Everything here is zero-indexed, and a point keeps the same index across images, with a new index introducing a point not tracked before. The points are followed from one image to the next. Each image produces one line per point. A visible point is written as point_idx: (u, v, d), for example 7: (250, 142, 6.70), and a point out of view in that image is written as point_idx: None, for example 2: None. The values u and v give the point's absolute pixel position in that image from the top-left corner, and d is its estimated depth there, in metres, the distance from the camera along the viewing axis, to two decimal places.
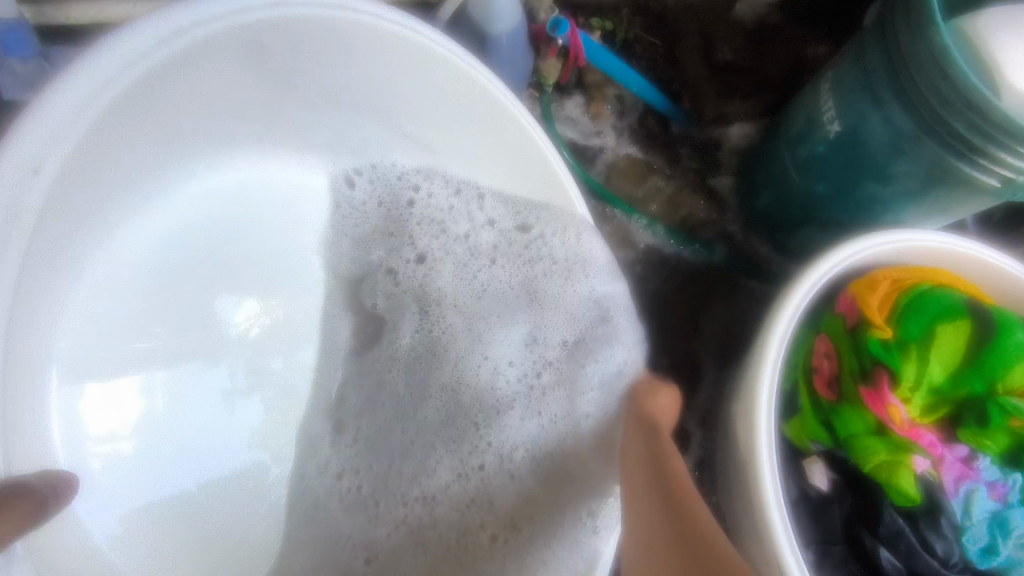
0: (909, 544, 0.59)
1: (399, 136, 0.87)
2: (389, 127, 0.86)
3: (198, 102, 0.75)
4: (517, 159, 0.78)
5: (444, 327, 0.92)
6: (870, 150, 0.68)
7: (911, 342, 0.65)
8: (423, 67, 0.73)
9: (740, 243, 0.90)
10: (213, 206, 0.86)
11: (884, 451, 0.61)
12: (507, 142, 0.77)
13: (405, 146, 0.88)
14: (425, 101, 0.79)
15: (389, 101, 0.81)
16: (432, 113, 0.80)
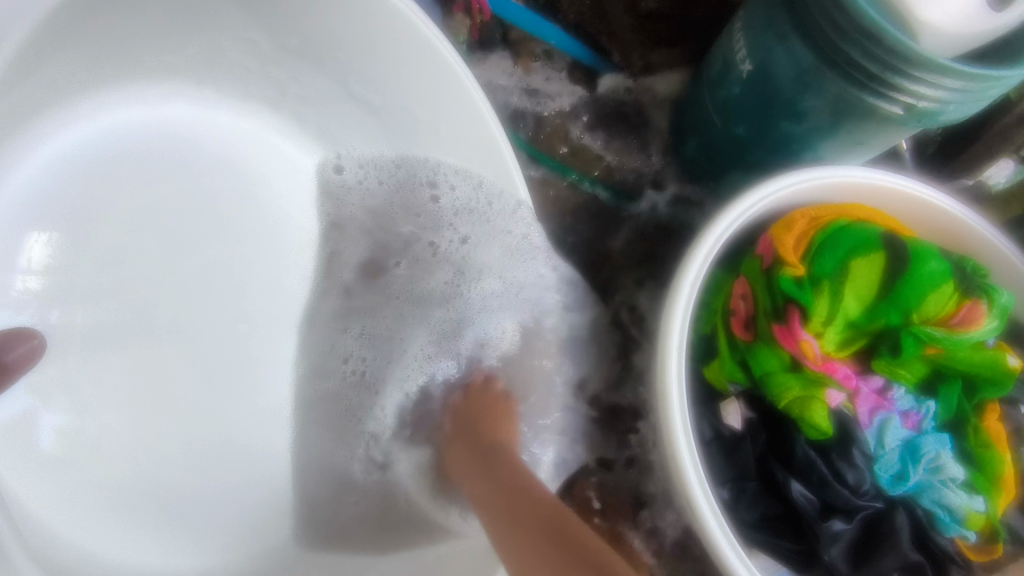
0: (820, 476, 0.60)
1: (355, 118, 0.82)
2: (344, 109, 0.82)
3: (122, 45, 0.72)
4: (471, 133, 0.75)
5: (476, 301, 0.87)
6: (780, 87, 0.68)
7: (825, 278, 0.65)
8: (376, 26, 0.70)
9: (674, 192, 0.89)
10: (153, 132, 0.81)
11: (797, 386, 0.61)
12: (461, 108, 0.73)
13: (359, 131, 0.83)
14: (377, 72, 0.75)
15: (337, 69, 0.77)
16: (384, 86, 0.76)
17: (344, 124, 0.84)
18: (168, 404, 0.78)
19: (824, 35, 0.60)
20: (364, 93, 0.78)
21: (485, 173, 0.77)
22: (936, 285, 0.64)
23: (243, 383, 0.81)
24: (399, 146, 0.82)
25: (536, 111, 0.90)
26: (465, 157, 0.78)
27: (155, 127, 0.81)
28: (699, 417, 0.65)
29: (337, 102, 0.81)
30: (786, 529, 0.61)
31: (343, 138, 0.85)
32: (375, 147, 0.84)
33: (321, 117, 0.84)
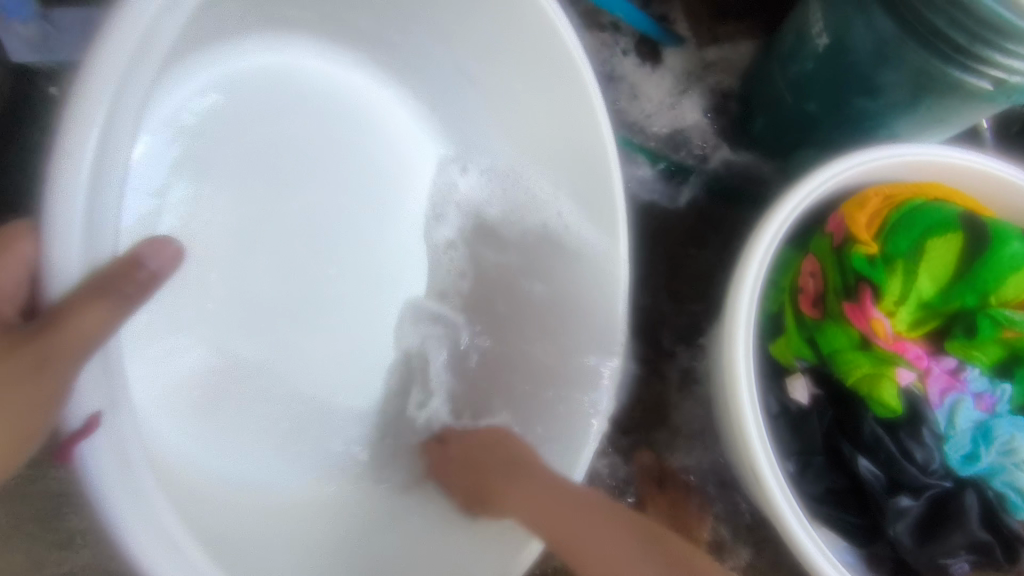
0: (888, 454, 0.60)
1: (462, 86, 0.74)
2: (454, 73, 0.74)
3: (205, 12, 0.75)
4: (567, 122, 0.68)
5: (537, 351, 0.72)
6: (857, 61, 0.66)
7: (899, 257, 0.64)
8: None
9: (740, 168, 0.88)
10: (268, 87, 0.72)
11: (867, 364, 0.62)
12: (567, 111, 0.67)
13: (472, 108, 0.76)
14: (483, 37, 0.68)
15: (435, 26, 0.70)
16: (487, 52, 0.69)
17: (456, 105, 0.77)
18: (229, 404, 0.65)
19: (911, 6, 0.58)
20: (469, 57, 0.71)
21: (568, 168, 0.70)
22: (1017, 267, 0.62)
23: (308, 385, 0.69)
24: (494, 119, 0.75)
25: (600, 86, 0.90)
26: (553, 146, 0.71)
27: (276, 77, 0.72)
28: (764, 391, 0.65)
29: (445, 62, 0.73)
30: (851, 503, 0.61)
31: (458, 124, 0.78)
32: (477, 130, 0.77)
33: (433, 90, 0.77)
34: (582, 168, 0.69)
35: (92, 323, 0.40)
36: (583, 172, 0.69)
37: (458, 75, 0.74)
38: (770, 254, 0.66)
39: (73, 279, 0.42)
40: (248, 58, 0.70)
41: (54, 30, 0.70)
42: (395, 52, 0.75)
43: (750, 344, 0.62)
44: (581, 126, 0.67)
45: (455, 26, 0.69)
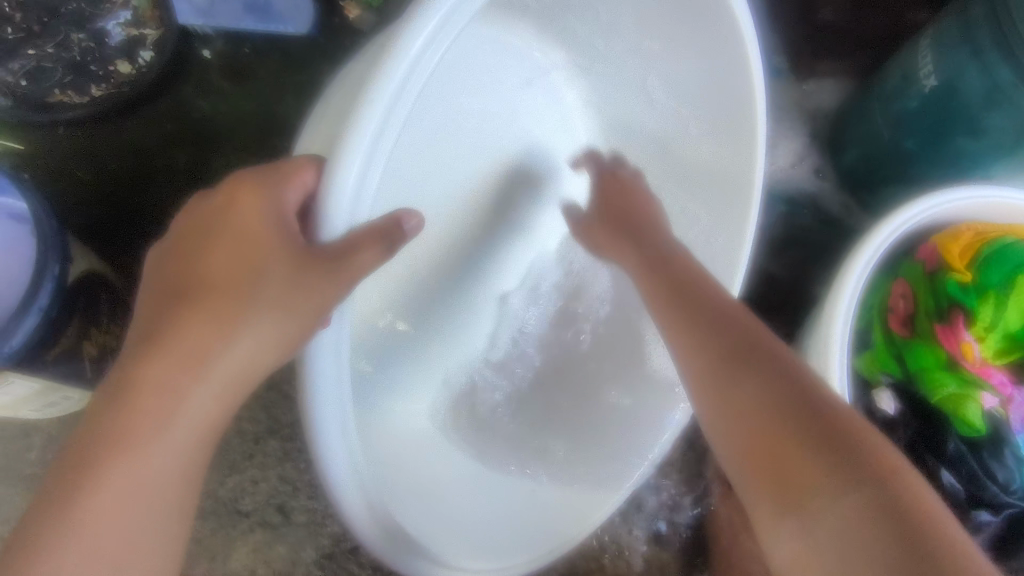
0: (971, 471, 0.64)
1: (633, 96, 0.82)
2: (633, 86, 0.81)
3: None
4: (729, 154, 0.74)
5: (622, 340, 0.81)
6: (965, 103, 0.71)
7: (990, 290, 0.67)
8: (703, 22, 0.68)
9: (826, 196, 0.94)
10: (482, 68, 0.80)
11: (953, 383, 0.65)
12: (723, 147, 0.75)
13: (635, 118, 0.84)
14: (674, 62, 0.74)
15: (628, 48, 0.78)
16: (664, 73, 0.76)
17: (628, 117, 0.85)
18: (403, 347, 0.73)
19: None
20: (657, 80, 0.78)
21: (708, 187, 0.78)
22: None
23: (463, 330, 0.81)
24: (651, 128, 0.83)
25: None
26: (700, 163, 0.79)
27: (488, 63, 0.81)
28: (853, 399, 0.69)
29: (629, 75, 0.80)
30: None
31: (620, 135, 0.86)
32: (630, 138, 0.86)
33: (606, 94, 0.85)
34: (729, 191, 0.76)
35: (371, 258, 0.48)
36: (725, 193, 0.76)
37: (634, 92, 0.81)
38: (864, 276, 0.70)
39: (341, 228, 0.45)
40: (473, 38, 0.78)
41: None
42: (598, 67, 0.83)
43: (844, 354, 0.67)
44: (742, 158, 0.73)
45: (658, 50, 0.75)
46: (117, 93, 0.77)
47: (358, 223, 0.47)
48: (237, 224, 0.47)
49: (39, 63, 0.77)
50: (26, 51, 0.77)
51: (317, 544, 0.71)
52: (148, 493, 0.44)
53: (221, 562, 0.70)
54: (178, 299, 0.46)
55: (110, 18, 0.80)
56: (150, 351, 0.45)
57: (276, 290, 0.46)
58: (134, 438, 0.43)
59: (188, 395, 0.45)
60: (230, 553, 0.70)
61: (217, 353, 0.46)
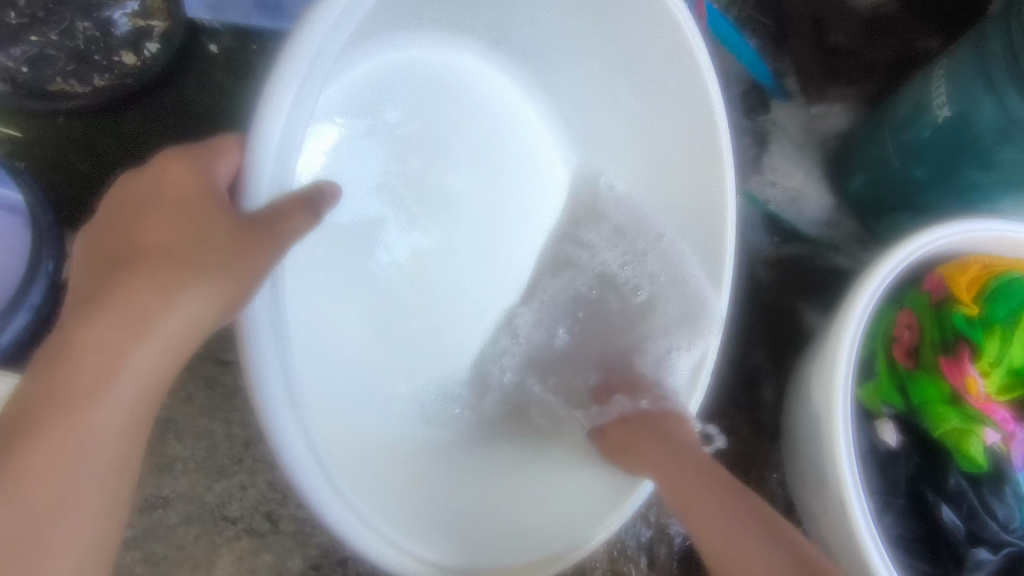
0: (971, 507, 0.62)
1: (574, 107, 0.82)
2: (592, 97, 0.79)
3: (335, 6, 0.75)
4: (697, 176, 0.71)
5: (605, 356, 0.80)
6: (977, 136, 0.71)
7: (997, 324, 0.66)
8: (648, 26, 0.67)
9: (830, 221, 0.94)
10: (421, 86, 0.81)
11: (956, 417, 0.64)
12: (683, 166, 0.73)
13: (602, 133, 0.82)
14: (630, 72, 0.73)
15: (566, 54, 0.77)
16: (620, 85, 0.75)
17: (597, 133, 0.82)
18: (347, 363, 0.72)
19: None
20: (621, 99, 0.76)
21: (683, 207, 0.75)
22: None
23: (417, 339, 0.79)
24: (616, 144, 0.81)
25: None
26: (670, 181, 0.76)
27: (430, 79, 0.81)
28: (856, 429, 0.68)
29: (572, 87, 0.80)
30: (929, 549, 0.64)
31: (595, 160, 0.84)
32: (592, 156, 0.84)
33: (566, 106, 0.83)
34: (699, 210, 0.72)
35: (300, 226, 0.52)
36: (699, 215, 0.72)
37: (596, 103, 0.80)
38: (871, 305, 0.69)
39: (261, 200, 0.50)
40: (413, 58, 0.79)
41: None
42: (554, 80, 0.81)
43: (848, 385, 0.66)
44: (709, 170, 0.70)
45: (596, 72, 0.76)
46: (120, 83, 0.76)
47: (278, 191, 0.52)
48: (172, 195, 0.49)
49: (42, 50, 0.76)
50: (30, 37, 0.76)
51: (305, 554, 0.70)
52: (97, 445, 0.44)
53: (205, 568, 0.69)
54: (122, 260, 0.47)
55: (116, 8, 0.79)
56: (94, 308, 0.45)
57: (220, 256, 0.48)
58: (87, 386, 0.44)
59: (131, 352, 0.45)
60: (215, 560, 0.69)
61: (159, 312, 0.46)
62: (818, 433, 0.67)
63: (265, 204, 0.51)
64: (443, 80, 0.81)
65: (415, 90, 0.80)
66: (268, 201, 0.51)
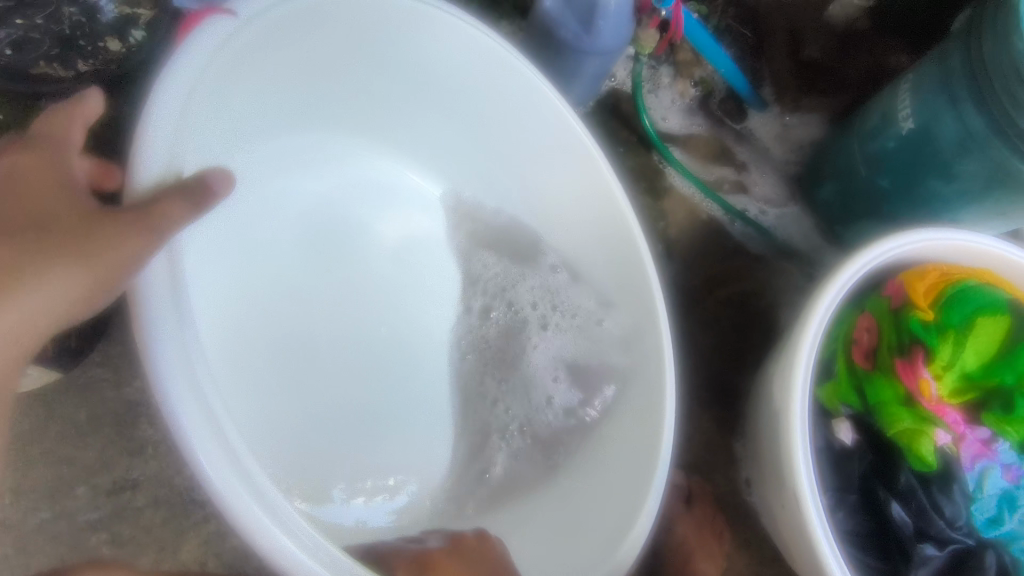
0: (920, 504, 0.65)
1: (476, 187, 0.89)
2: (503, 175, 0.86)
3: None
4: (590, 209, 0.78)
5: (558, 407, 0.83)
6: (938, 149, 0.74)
7: (950, 329, 0.69)
8: (500, 78, 0.76)
9: (800, 228, 0.96)
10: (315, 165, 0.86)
11: (910, 419, 0.67)
12: (584, 200, 0.79)
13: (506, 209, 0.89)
14: (504, 125, 0.81)
15: (472, 141, 0.85)
16: (513, 157, 0.83)
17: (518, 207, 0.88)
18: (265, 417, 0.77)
19: (1001, 106, 0.65)
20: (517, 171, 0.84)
21: (601, 238, 0.79)
22: None
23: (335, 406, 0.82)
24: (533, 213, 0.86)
25: (684, 132, 0.98)
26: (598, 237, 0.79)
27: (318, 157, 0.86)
28: (814, 425, 0.70)
29: (465, 169, 0.89)
30: (880, 546, 0.66)
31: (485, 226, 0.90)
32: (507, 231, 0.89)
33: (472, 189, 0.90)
34: (615, 236, 0.77)
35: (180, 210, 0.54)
36: (619, 251, 0.77)
37: (510, 178, 0.86)
38: (832, 308, 0.72)
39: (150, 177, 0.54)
40: (301, 139, 0.84)
41: None
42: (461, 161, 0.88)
43: (807, 385, 0.68)
44: (600, 196, 0.76)
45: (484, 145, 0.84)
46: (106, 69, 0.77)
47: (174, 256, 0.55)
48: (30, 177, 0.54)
49: (27, 34, 0.76)
50: (14, 20, 0.76)
51: None
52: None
53: (170, 552, 0.69)
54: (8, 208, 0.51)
55: None
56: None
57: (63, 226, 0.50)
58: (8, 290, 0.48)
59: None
60: (180, 544, 0.69)
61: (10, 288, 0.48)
62: (778, 431, 0.69)
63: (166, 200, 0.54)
64: (346, 176, 0.88)
65: (320, 187, 0.87)
66: (158, 180, 0.55)
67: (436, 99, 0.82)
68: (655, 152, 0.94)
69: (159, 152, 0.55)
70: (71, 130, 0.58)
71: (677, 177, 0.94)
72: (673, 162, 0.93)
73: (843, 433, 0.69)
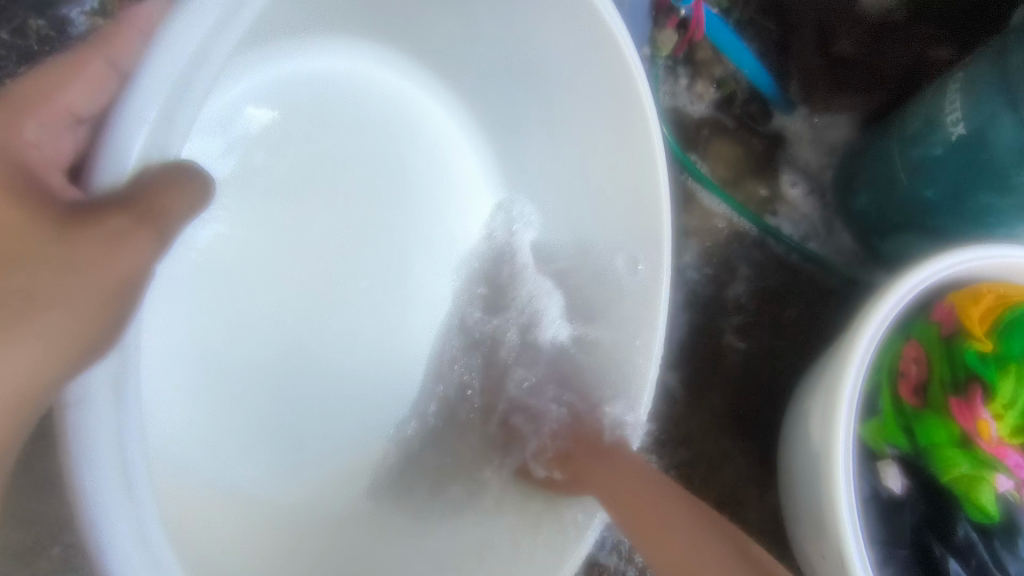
0: (980, 561, 0.58)
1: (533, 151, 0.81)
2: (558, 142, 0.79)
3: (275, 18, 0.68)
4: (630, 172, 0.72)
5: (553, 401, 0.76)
6: (995, 158, 0.66)
7: (1012, 361, 0.62)
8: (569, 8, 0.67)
9: (830, 238, 0.89)
10: (350, 90, 0.79)
11: (967, 464, 0.60)
12: (617, 154, 0.73)
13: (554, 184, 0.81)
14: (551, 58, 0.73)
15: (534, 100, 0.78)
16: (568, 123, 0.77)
17: (569, 182, 0.79)
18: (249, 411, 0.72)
19: None
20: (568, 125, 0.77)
21: (628, 224, 0.74)
22: None
23: (330, 409, 0.76)
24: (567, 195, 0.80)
25: (705, 135, 0.91)
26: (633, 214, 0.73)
27: (354, 86, 0.79)
28: (857, 471, 0.63)
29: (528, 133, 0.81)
30: None
31: (523, 169, 0.83)
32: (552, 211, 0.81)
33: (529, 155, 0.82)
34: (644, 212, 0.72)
35: (142, 243, 0.47)
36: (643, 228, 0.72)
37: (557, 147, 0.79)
38: (877, 336, 0.64)
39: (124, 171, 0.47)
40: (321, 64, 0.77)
41: None
42: (521, 123, 0.81)
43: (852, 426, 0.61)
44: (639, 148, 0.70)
45: (527, 79, 0.77)
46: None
47: (159, 156, 0.49)
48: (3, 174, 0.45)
49: None
50: None
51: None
52: (12, 389, 0.42)
53: None
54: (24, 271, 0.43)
55: (72, 5, 0.73)
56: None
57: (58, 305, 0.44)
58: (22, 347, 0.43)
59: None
60: None
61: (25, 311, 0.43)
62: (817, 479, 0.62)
63: (133, 175, 0.47)
64: (389, 139, 0.80)
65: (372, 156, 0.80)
66: (114, 183, 0.47)
67: (508, 29, 0.73)
68: (677, 163, 0.87)
69: (167, 62, 0.48)
70: (61, 89, 0.51)
71: (696, 185, 0.87)
72: (693, 170, 0.86)
73: (893, 481, 0.62)
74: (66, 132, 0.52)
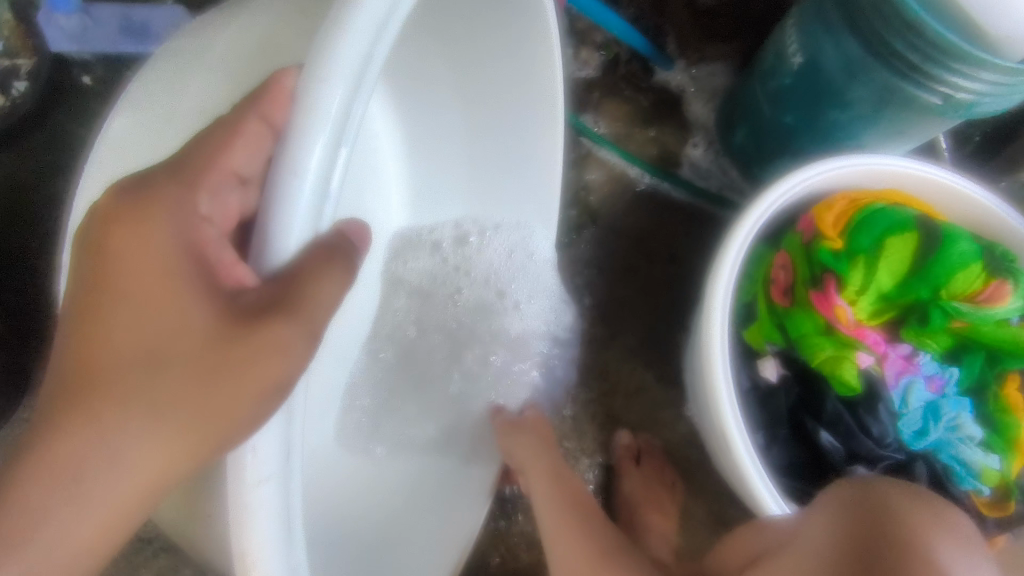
0: (847, 428, 0.66)
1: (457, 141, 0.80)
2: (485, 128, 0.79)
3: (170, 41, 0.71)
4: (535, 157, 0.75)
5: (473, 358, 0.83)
6: (828, 78, 0.74)
7: (861, 253, 0.71)
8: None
9: (720, 174, 0.98)
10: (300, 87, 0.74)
11: (830, 347, 0.68)
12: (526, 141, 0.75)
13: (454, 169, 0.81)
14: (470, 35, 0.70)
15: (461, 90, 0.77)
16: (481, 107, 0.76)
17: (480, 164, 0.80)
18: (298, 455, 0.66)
19: (871, 28, 0.65)
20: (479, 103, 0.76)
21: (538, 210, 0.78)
22: (964, 265, 0.70)
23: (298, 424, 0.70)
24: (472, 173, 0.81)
25: (596, 96, 0.99)
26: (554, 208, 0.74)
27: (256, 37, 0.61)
28: (738, 368, 0.71)
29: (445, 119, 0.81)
30: (811, 475, 0.67)
31: (433, 143, 0.82)
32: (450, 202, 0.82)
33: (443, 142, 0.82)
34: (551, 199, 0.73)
35: (338, 287, 0.44)
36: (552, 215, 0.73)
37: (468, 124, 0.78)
38: (746, 245, 0.73)
39: (295, 246, 0.40)
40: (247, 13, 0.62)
41: (98, 22, 0.83)
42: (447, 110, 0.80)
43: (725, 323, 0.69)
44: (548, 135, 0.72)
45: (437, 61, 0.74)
46: (13, 109, 0.78)
47: (303, 242, 0.41)
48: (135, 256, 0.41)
49: None
50: None
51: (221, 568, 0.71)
52: (83, 529, 0.39)
53: None
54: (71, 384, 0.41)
55: None
56: (102, 396, 0.40)
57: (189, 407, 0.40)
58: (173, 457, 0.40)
59: (132, 441, 0.39)
60: None
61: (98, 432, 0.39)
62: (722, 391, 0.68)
63: (296, 258, 0.41)
64: None
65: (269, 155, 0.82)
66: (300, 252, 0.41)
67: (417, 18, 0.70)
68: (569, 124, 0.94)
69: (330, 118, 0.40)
70: (220, 152, 0.46)
71: (590, 143, 0.95)
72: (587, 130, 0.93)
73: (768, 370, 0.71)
74: (235, 195, 0.47)
